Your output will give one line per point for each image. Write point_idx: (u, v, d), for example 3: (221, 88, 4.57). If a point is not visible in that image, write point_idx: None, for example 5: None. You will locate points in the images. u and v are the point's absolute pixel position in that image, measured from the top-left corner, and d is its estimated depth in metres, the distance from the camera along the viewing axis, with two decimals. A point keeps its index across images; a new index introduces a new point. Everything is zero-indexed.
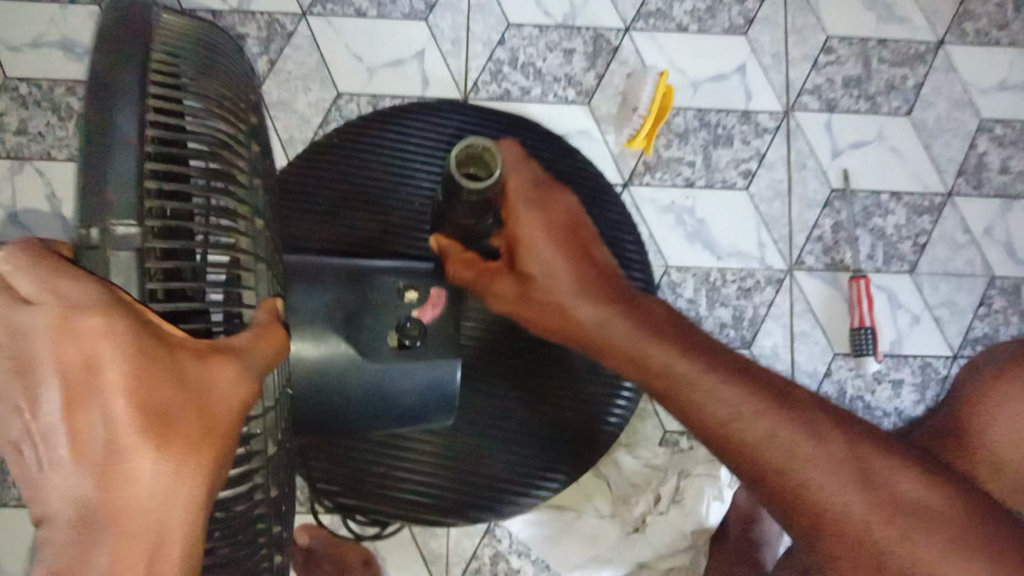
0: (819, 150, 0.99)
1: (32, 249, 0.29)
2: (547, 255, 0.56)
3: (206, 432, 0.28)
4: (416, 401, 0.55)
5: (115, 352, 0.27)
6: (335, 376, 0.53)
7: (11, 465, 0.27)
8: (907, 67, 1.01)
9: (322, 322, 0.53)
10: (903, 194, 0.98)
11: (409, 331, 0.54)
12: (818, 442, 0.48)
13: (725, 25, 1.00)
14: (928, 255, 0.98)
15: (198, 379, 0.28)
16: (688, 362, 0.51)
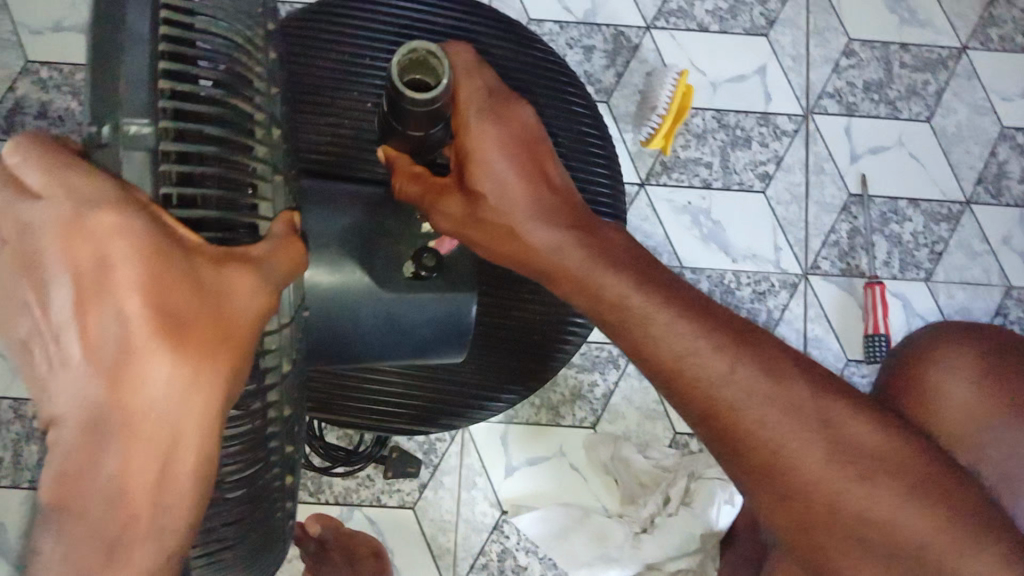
0: (837, 154, 0.98)
1: (44, 142, 0.27)
2: (506, 174, 0.47)
3: (225, 339, 0.26)
4: (429, 334, 0.52)
5: (127, 247, 0.25)
6: (348, 306, 0.50)
7: (20, 363, 0.25)
8: (929, 73, 1.00)
9: (338, 248, 0.50)
10: (921, 201, 0.98)
11: (427, 261, 0.50)
12: (776, 384, 0.45)
13: (747, 25, 0.99)
14: (945, 263, 0.97)
15: (227, 283, 0.27)
16: (672, 315, 0.45)
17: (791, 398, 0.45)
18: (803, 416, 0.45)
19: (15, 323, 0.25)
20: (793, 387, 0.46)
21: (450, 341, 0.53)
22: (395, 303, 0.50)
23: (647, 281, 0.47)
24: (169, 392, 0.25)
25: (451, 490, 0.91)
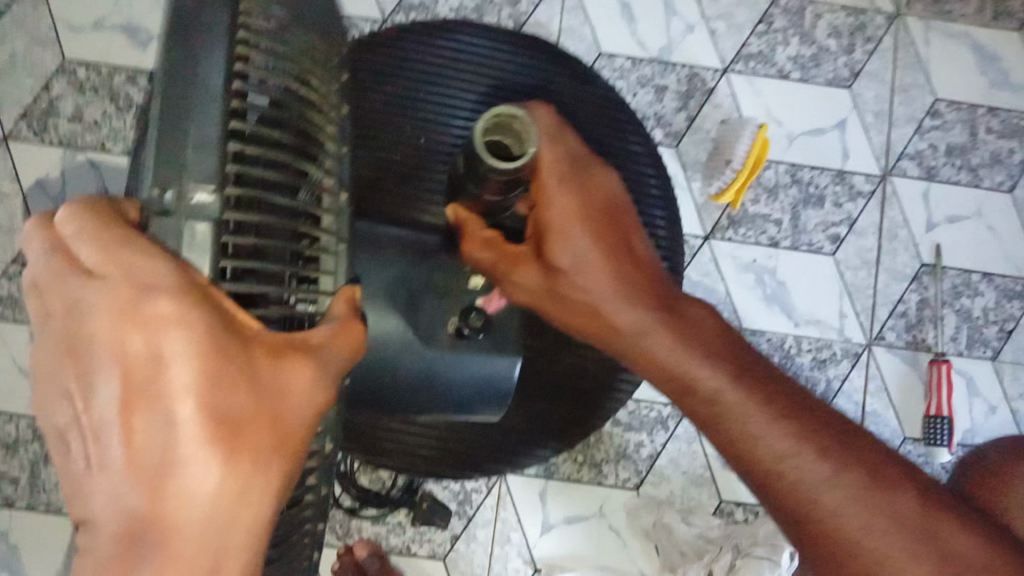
0: (913, 220, 0.93)
1: (98, 212, 0.29)
2: (579, 245, 0.46)
3: (278, 441, 0.28)
4: (465, 394, 0.52)
5: (182, 343, 0.27)
6: (388, 362, 0.51)
7: (55, 453, 0.28)
8: (1015, 141, 0.95)
9: (383, 300, 0.51)
10: (995, 276, 0.93)
11: (473, 322, 0.50)
12: (878, 498, 0.42)
13: (829, 76, 0.94)
14: (1013, 343, 0.93)
15: (278, 376, 0.28)
16: (700, 361, 0.45)
17: (824, 467, 0.42)
18: (841, 483, 0.42)
19: (53, 411, 0.27)
20: (838, 463, 0.42)
21: (485, 399, 0.54)
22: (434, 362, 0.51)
23: (699, 343, 0.46)
24: (203, 486, 0.27)
25: (484, 544, 0.88)
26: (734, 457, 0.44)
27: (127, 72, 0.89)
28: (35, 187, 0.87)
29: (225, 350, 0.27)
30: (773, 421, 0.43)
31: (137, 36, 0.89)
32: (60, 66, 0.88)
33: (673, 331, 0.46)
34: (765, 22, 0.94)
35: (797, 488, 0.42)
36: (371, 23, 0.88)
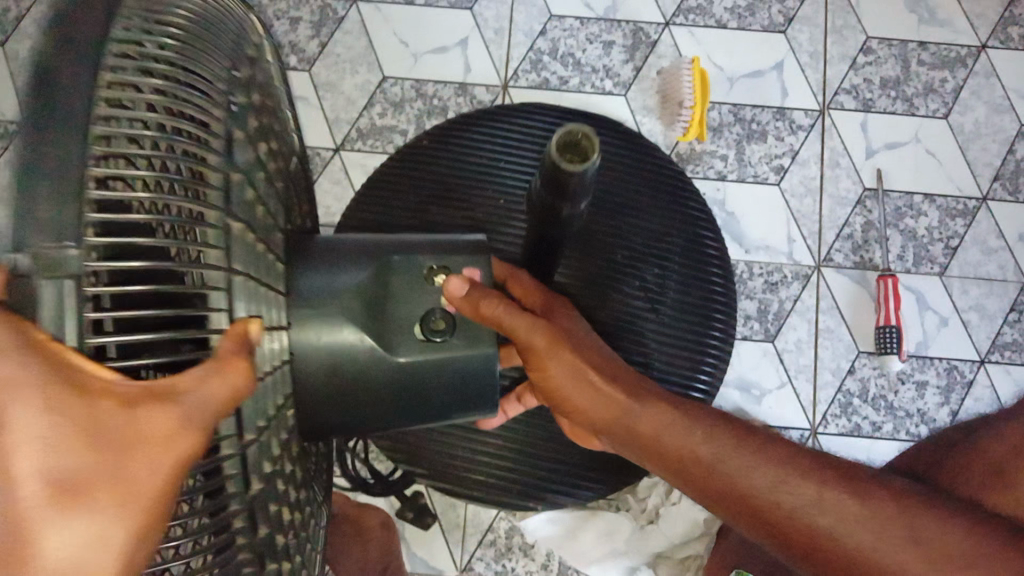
0: (853, 148, 0.99)
1: None
2: (560, 363, 0.55)
3: (134, 500, 0.20)
4: (438, 400, 0.46)
5: (16, 400, 0.19)
6: (355, 380, 0.44)
7: None
8: (947, 71, 1.01)
9: (336, 309, 0.44)
10: (937, 196, 0.98)
11: (435, 325, 0.45)
12: (806, 481, 0.49)
13: (765, 23, 1.01)
14: (959, 258, 0.97)
15: (159, 449, 0.21)
16: (659, 413, 0.55)
17: (821, 495, 0.48)
18: (835, 500, 0.48)
19: None
20: (832, 492, 0.48)
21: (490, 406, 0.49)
22: (419, 368, 0.45)
23: (686, 426, 0.54)
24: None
25: None
26: (696, 483, 0.52)
27: None
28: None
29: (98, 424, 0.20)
30: (766, 475, 0.50)
31: None
32: None
33: (672, 424, 0.54)
34: None
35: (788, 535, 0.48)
36: (342, 2, 1.00)
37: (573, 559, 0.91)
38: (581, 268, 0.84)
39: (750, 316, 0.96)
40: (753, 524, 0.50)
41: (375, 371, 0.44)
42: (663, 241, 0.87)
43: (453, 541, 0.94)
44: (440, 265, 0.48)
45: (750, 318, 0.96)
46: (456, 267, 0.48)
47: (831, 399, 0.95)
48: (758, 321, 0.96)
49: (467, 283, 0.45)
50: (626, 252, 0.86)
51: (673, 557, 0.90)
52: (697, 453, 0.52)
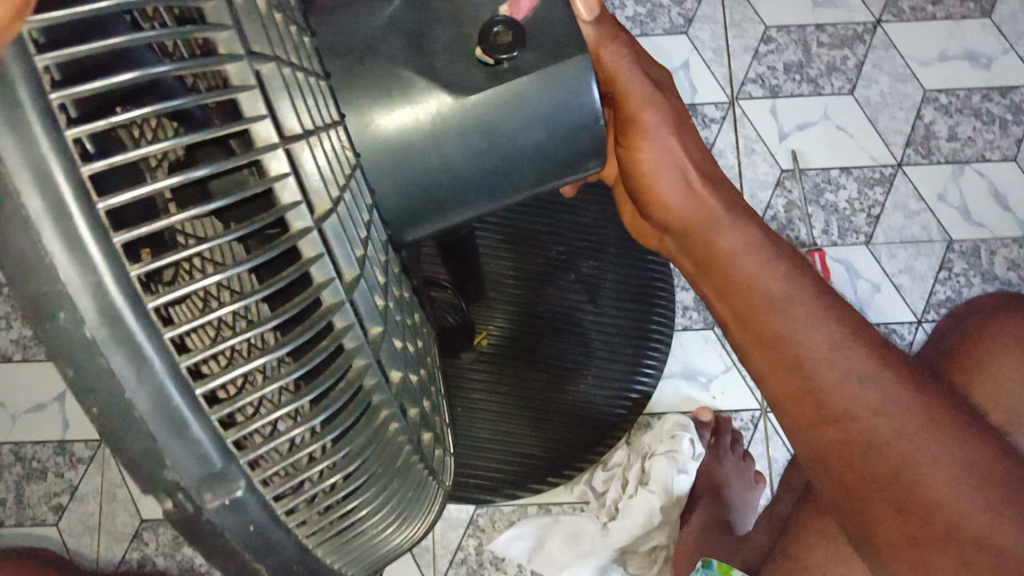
0: (766, 134, 1.02)
1: None
2: (664, 140, 0.54)
3: None
4: (540, 143, 0.40)
5: None
6: (438, 142, 0.39)
7: None
8: (847, 49, 1.04)
9: (380, 55, 0.38)
10: (853, 168, 1.01)
11: (500, 38, 0.38)
12: (843, 350, 0.49)
13: (666, 26, 1.04)
14: (883, 225, 1.00)
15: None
16: (738, 232, 0.55)
17: (854, 351, 0.49)
18: (856, 355, 0.49)
19: None
20: (861, 345, 0.50)
21: (579, 158, 0.43)
22: (482, 105, 0.38)
23: (769, 259, 0.54)
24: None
25: None
26: (744, 309, 0.54)
27: None
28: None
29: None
30: (821, 316, 0.51)
31: None
32: None
33: (760, 249, 0.54)
34: None
35: (805, 371, 0.50)
36: None
37: (545, 568, 0.94)
38: (524, 271, 0.92)
39: (687, 307, 1.02)
40: (773, 352, 0.52)
41: (446, 111, 0.38)
42: (605, 255, 0.94)
43: (425, 565, 0.95)
44: None
45: (688, 307, 1.01)
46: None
47: None
48: (697, 310, 1.01)
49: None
50: (562, 248, 0.93)
51: (639, 551, 0.94)
52: (767, 286, 0.53)
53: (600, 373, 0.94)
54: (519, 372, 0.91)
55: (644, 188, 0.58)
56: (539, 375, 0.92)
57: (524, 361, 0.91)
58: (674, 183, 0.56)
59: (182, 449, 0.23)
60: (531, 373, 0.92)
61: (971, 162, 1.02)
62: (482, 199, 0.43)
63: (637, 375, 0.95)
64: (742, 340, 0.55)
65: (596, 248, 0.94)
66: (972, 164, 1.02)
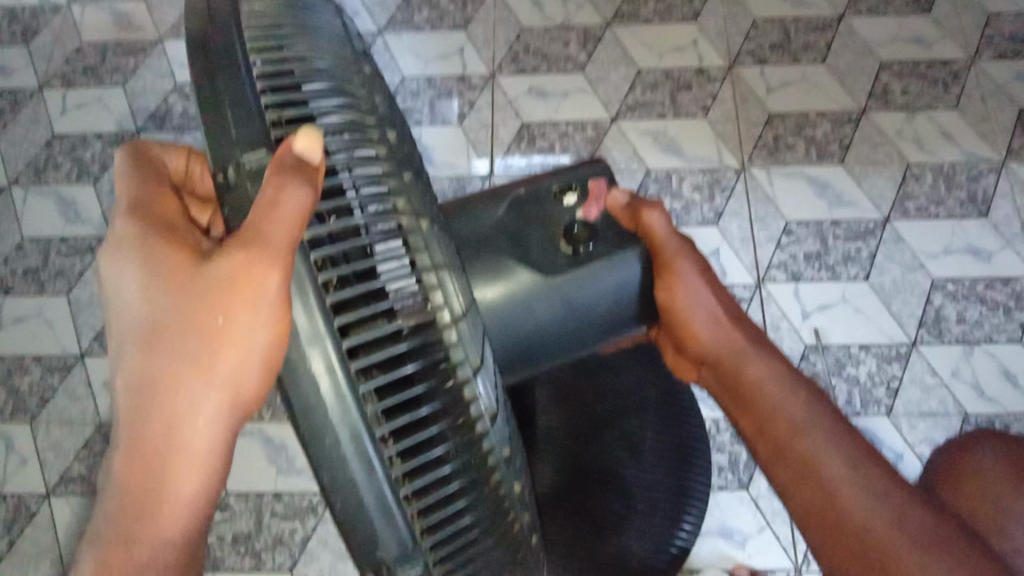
0: (790, 313, 1.15)
1: (185, 253, 0.39)
2: (694, 285, 0.57)
3: (203, 334, 0.37)
4: (607, 311, 0.54)
5: (166, 288, 0.37)
6: (525, 314, 0.52)
7: (131, 335, 0.37)
8: (860, 241, 1.18)
9: (490, 254, 0.52)
10: (872, 346, 1.12)
11: (579, 236, 0.54)
12: (853, 471, 0.52)
13: (699, 219, 1.21)
14: (902, 397, 1.09)
15: (261, 255, 0.35)
16: (763, 366, 0.59)
17: (867, 472, 0.52)
18: (870, 474, 0.52)
19: (122, 331, 0.37)
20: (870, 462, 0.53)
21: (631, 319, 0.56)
22: (563, 283, 0.52)
23: (789, 388, 0.58)
24: (127, 378, 0.36)
25: None
26: (768, 433, 0.56)
27: None
28: (102, 389, 1.19)
29: (180, 262, 0.38)
30: (837, 439, 0.54)
31: None
32: None
33: (781, 380, 0.59)
34: (642, 188, 1.24)
35: (825, 483, 0.52)
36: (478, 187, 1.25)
37: None
38: (574, 424, 1.02)
39: (722, 468, 1.10)
40: (795, 470, 0.54)
41: (536, 285, 0.52)
42: (651, 418, 1.04)
43: None
44: (561, 184, 0.57)
45: (723, 468, 1.10)
46: (581, 183, 0.57)
47: None
48: (731, 471, 1.10)
49: (627, 194, 0.57)
50: (610, 409, 1.03)
51: None
52: (787, 411, 0.56)
53: (641, 527, 0.99)
54: (567, 515, 0.96)
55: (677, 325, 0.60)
56: (585, 520, 0.96)
57: (567, 506, 0.97)
58: (706, 327, 0.61)
59: (391, 536, 0.36)
60: (577, 517, 0.96)
61: (981, 343, 1.12)
62: (559, 356, 0.55)
63: (682, 526, 1.01)
64: (767, 467, 0.56)
65: (642, 411, 1.04)
66: (981, 344, 1.12)
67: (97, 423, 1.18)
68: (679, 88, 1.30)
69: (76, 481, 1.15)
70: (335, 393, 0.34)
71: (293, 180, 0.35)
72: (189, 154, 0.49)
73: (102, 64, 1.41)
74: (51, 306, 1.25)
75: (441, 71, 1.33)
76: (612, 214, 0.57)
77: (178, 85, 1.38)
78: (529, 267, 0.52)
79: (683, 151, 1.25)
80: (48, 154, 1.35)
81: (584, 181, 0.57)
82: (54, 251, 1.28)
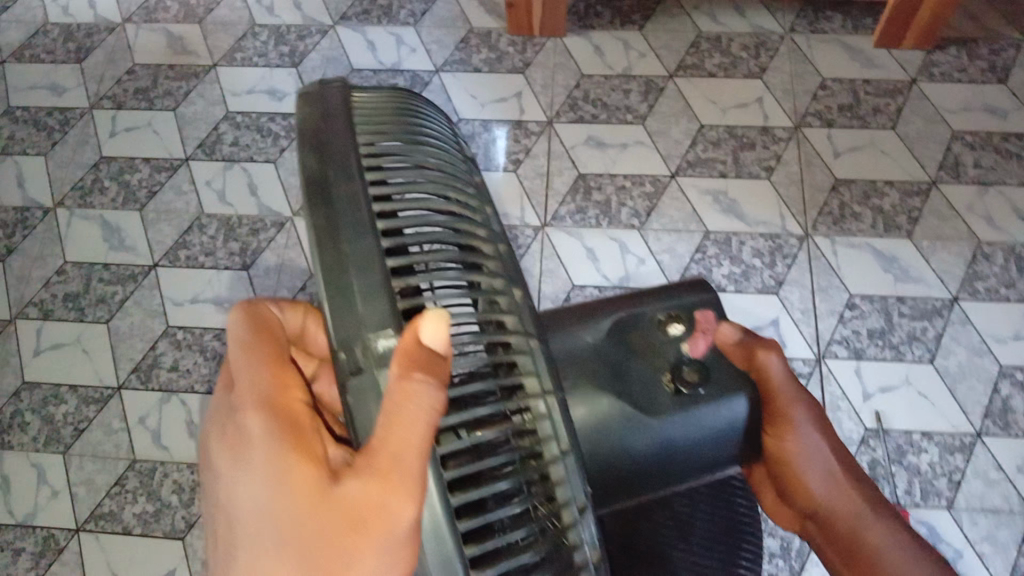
0: (850, 393, 1.10)
1: (307, 462, 0.40)
2: (809, 438, 0.58)
3: (322, 554, 0.38)
4: (706, 455, 0.55)
5: (290, 505, 0.39)
6: (621, 446, 0.53)
7: (254, 547, 0.39)
8: (926, 320, 1.14)
9: (593, 383, 0.54)
10: (934, 433, 1.08)
11: (688, 378, 0.55)
12: None
13: (759, 285, 1.17)
14: (964, 490, 1.05)
15: (395, 485, 0.36)
16: (884, 529, 0.57)
17: None
18: None
19: (245, 539, 0.40)
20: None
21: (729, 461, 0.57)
22: (665, 423, 0.53)
23: (912, 558, 0.56)
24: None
25: None
26: None
27: (212, 331, 1.20)
28: (138, 423, 1.15)
29: (307, 481, 0.39)
30: None
31: (222, 305, 1.22)
32: (165, 332, 1.21)
33: (904, 548, 0.56)
34: (701, 250, 1.20)
35: None
36: (534, 232, 1.22)
37: None
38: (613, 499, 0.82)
39: (773, 552, 1.06)
40: None
41: (633, 419, 0.53)
42: None
43: None
44: (668, 316, 0.59)
45: (774, 554, 1.05)
46: (689, 315, 0.59)
47: None
48: (782, 557, 1.05)
49: (738, 335, 0.60)
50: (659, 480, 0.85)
51: None
52: None
53: None
54: None
55: (786, 477, 0.58)
56: None
57: None
58: (821, 481, 0.58)
59: None
60: None
61: None
62: (653, 490, 0.56)
63: None
64: None
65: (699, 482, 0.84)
66: None
67: (131, 457, 1.14)
68: (742, 146, 1.26)
69: (101, 519, 1.11)
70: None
71: (416, 387, 0.35)
72: (305, 314, 0.50)
73: (153, 87, 1.39)
74: (90, 336, 1.22)
75: (496, 115, 1.30)
76: (720, 350, 0.58)
77: (229, 114, 1.35)
78: (631, 402, 0.54)
79: (744, 214, 1.22)
80: (93, 177, 1.33)
81: (693, 314, 0.59)
82: (94, 277, 1.25)
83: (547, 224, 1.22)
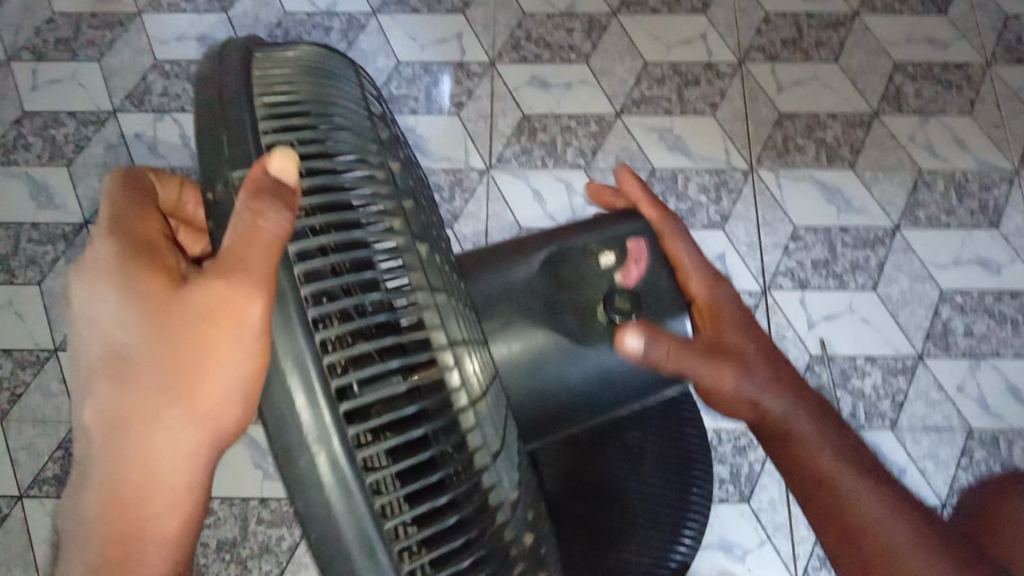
0: (796, 322, 1.12)
1: (162, 275, 0.36)
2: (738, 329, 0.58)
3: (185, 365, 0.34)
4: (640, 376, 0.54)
5: (135, 319, 0.35)
6: (554, 385, 0.52)
7: (106, 370, 0.35)
8: (869, 249, 1.16)
9: (520, 319, 0.52)
10: (877, 357, 1.10)
11: (620, 306, 0.53)
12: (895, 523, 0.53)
13: (705, 221, 1.17)
14: (907, 412, 1.08)
15: (246, 281, 0.32)
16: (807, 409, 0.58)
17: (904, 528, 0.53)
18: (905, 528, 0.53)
19: (95, 368, 0.35)
20: (903, 524, 0.53)
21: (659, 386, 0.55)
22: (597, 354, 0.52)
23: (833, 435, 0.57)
24: (101, 413, 0.35)
25: None
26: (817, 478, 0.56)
27: None
28: None
29: (156, 290, 0.35)
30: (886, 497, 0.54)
31: None
32: None
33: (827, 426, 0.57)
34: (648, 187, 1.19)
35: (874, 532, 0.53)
36: (479, 175, 1.20)
37: None
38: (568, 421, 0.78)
39: (724, 480, 1.07)
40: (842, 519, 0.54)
41: (559, 350, 0.52)
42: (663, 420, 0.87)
43: None
44: (598, 242, 0.56)
45: (725, 481, 1.07)
46: (621, 244, 0.56)
47: (809, 554, 1.04)
48: (733, 484, 1.07)
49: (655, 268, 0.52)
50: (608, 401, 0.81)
51: None
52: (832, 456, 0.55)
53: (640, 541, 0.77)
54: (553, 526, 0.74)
55: None
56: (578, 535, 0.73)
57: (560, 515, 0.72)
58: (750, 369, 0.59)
59: None
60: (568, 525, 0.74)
61: (987, 358, 1.11)
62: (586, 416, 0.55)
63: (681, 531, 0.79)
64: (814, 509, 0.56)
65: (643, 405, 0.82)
66: (988, 359, 1.11)
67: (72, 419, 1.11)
68: (686, 83, 1.25)
69: (47, 482, 1.08)
70: (331, 469, 0.30)
71: (261, 203, 0.32)
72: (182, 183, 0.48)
73: (76, 36, 1.32)
74: (23, 298, 1.17)
75: (437, 57, 1.27)
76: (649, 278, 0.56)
77: (158, 63, 1.30)
78: (560, 331, 0.52)
79: (690, 150, 1.21)
80: (17, 133, 1.27)
81: (622, 240, 0.56)
82: (24, 237, 1.20)
83: (493, 165, 1.21)
